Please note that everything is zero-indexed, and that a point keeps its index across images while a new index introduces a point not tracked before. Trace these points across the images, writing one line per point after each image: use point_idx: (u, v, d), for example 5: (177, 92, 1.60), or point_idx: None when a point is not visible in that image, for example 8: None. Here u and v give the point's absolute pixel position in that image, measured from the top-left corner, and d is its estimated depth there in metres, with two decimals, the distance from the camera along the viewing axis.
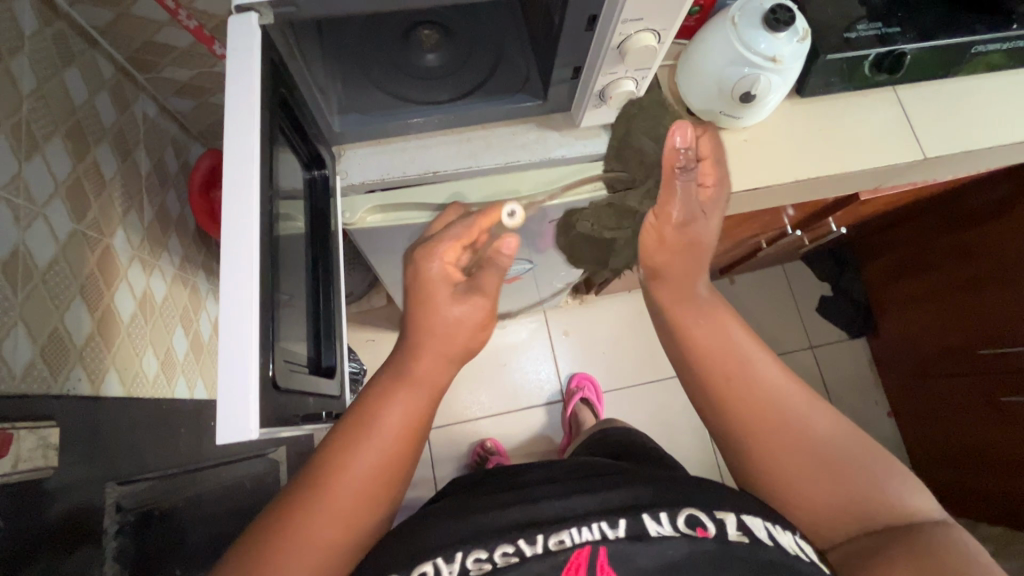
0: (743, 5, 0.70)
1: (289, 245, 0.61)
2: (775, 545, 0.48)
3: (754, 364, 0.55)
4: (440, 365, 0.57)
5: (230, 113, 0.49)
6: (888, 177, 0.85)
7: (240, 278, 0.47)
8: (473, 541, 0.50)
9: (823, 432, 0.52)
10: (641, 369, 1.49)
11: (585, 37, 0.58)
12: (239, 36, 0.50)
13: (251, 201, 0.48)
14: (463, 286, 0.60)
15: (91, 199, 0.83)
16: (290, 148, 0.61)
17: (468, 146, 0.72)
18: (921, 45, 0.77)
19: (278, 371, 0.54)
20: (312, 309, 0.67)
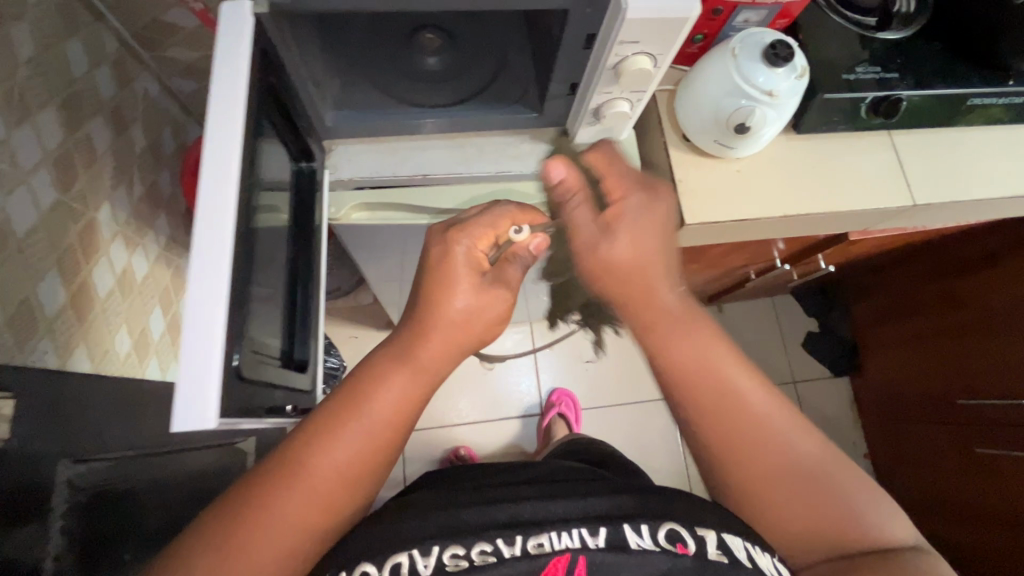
0: (743, 38, 0.71)
1: (273, 233, 0.61)
2: (754, 567, 0.46)
3: (732, 390, 0.51)
4: (446, 356, 0.51)
5: (213, 101, 0.49)
6: (876, 221, 0.86)
7: (210, 266, 0.46)
8: (450, 537, 0.49)
9: (805, 455, 0.51)
10: (623, 390, 1.49)
11: (582, 55, 0.58)
12: (231, 25, 0.50)
13: (230, 188, 0.48)
14: (488, 276, 0.56)
15: (79, 171, 0.83)
16: (277, 139, 0.61)
17: (461, 153, 0.72)
18: (918, 92, 0.78)
19: (242, 364, 0.52)
20: (290, 301, 0.67)
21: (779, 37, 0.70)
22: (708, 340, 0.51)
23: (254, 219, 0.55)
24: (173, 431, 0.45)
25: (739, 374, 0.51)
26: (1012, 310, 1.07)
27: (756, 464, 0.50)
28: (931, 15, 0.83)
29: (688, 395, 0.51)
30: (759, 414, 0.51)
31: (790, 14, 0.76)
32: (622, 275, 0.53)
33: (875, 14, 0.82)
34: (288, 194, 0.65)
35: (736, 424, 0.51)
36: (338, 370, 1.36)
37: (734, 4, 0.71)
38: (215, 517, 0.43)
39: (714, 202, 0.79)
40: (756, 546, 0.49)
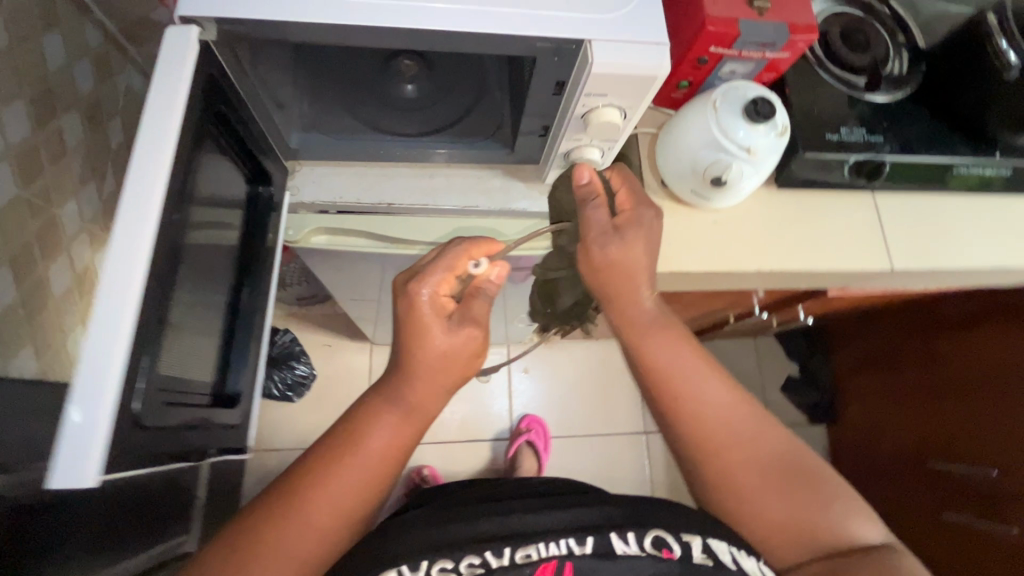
0: (726, 91, 0.69)
1: (214, 258, 0.60)
2: (737, 569, 0.49)
3: (693, 399, 0.55)
4: (435, 393, 0.53)
5: (149, 118, 0.47)
6: (853, 282, 0.84)
7: (114, 305, 0.43)
8: (439, 551, 0.50)
9: (768, 454, 0.54)
10: (595, 420, 1.46)
11: (551, 101, 0.58)
12: (174, 44, 0.48)
13: (147, 222, 0.45)
14: (456, 318, 0.54)
15: (45, 166, 0.80)
16: (224, 159, 0.59)
17: (429, 183, 0.71)
18: (900, 158, 0.77)
19: (145, 409, 0.48)
20: (228, 326, 0.66)
21: (762, 92, 0.68)
22: (681, 341, 0.57)
23: (185, 239, 0.53)
24: (47, 488, 0.41)
25: (700, 378, 0.56)
26: (997, 373, 1.03)
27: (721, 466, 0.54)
28: (923, 78, 0.82)
29: (660, 392, 0.56)
30: (727, 420, 0.55)
31: (777, 69, 0.74)
32: (611, 274, 0.56)
33: (865, 73, 0.81)
34: (238, 218, 0.64)
35: (702, 427, 0.55)
36: (308, 378, 1.36)
37: (721, 55, 0.70)
38: (225, 548, 0.45)
39: (687, 250, 0.77)
40: (740, 549, 0.51)
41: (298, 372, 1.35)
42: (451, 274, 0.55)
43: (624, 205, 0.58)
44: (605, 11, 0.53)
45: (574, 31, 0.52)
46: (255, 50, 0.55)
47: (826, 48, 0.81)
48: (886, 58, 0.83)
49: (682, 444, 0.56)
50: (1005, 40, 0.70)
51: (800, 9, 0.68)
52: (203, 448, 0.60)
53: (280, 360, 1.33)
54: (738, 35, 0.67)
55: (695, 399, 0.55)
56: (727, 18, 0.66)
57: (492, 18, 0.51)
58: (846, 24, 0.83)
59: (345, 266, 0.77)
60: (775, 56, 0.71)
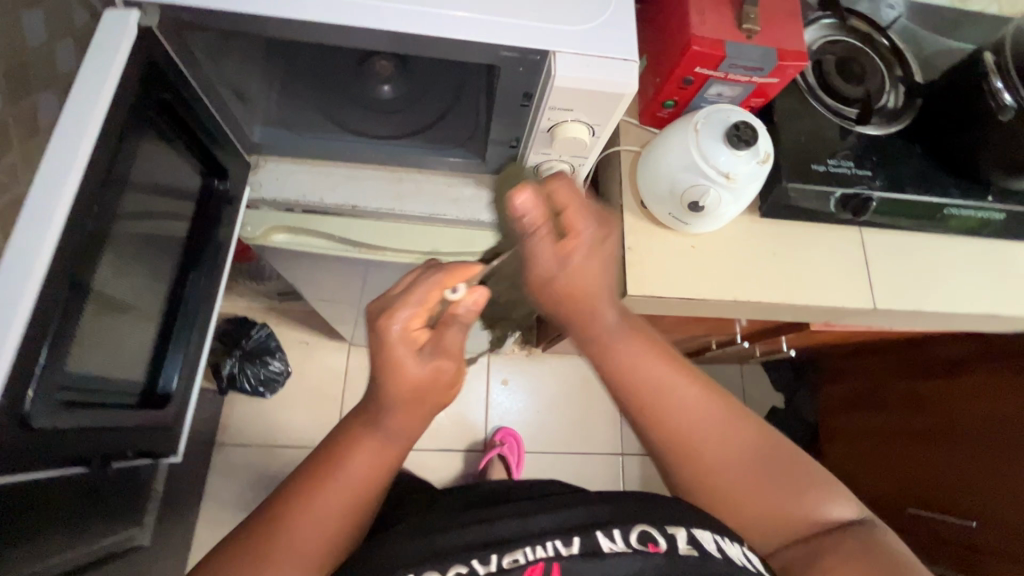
0: (708, 114, 0.67)
1: (153, 250, 0.59)
2: (724, 559, 0.44)
3: (665, 410, 0.51)
4: (417, 419, 0.49)
5: (71, 97, 0.45)
6: (836, 318, 0.81)
7: (7, 295, 0.41)
8: (429, 562, 0.45)
9: (744, 461, 0.50)
10: (572, 438, 1.42)
11: (520, 112, 0.56)
12: (111, 30, 0.47)
13: (54, 212, 0.43)
14: (429, 349, 0.50)
15: (11, 144, 0.77)
16: (168, 149, 0.58)
17: (397, 186, 0.68)
18: (889, 195, 0.75)
19: (36, 408, 0.45)
20: (166, 321, 0.65)
21: (745, 118, 0.66)
22: (650, 342, 0.52)
23: (113, 225, 0.51)
24: None
25: (676, 389, 0.51)
26: (985, 420, 1.00)
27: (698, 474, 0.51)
28: (917, 113, 0.80)
29: (635, 396, 0.51)
30: (698, 433, 0.50)
31: (765, 95, 0.72)
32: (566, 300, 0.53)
33: (859, 105, 0.79)
34: (188, 212, 0.64)
35: (678, 438, 0.51)
36: (281, 375, 1.32)
37: (706, 76, 0.68)
38: None
39: (663, 274, 0.74)
40: (725, 537, 0.47)
41: (272, 369, 1.31)
42: (425, 302, 0.50)
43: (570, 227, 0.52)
44: (576, 22, 0.51)
45: (537, 41, 0.50)
46: (218, 40, 0.53)
47: (820, 77, 0.80)
48: (881, 90, 0.81)
49: (659, 449, 0.52)
50: (1000, 82, 0.68)
51: (790, 34, 0.66)
52: (117, 450, 0.59)
53: (254, 354, 1.29)
54: (725, 57, 0.65)
55: (672, 403, 0.50)
56: (712, 39, 0.64)
57: (462, 24, 0.49)
58: (842, 53, 0.81)
59: (308, 266, 0.75)
60: (763, 82, 0.69)
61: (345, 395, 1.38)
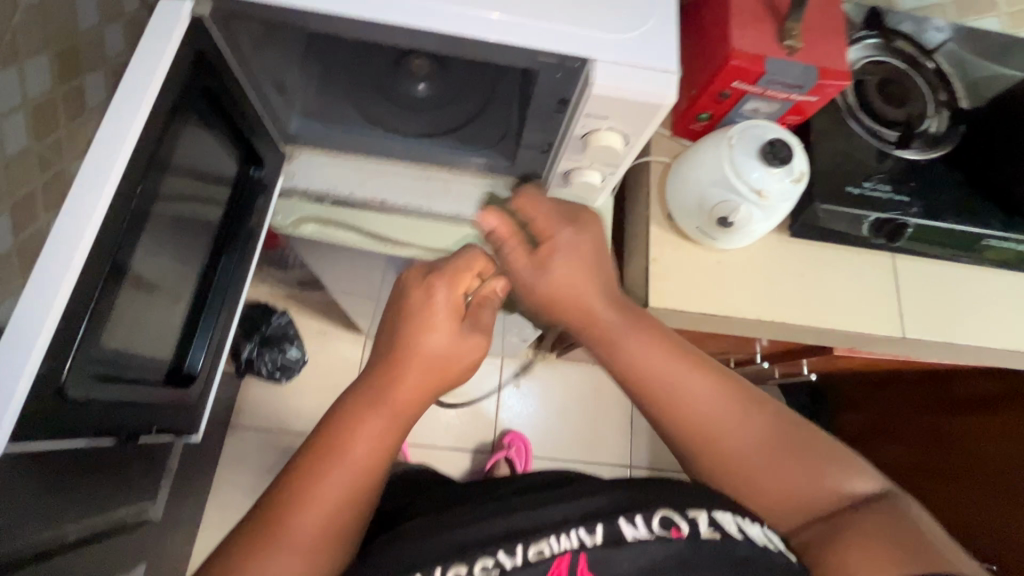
0: (744, 129, 0.67)
1: (188, 232, 0.60)
2: (746, 539, 0.45)
3: (677, 396, 0.50)
4: (421, 392, 0.50)
5: (124, 81, 0.46)
6: (862, 344, 0.79)
7: (56, 266, 0.43)
8: (453, 557, 0.46)
9: (755, 443, 0.50)
10: (580, 446, 1.41)
11: (554, 117, 0.57)
12: (164, 19, 0.48)
13: (103, 187, 0.44)
14: (467, 322, 0.53)
15: (61, 122, 0.79)
16: (210, 136, 0.59)
17: (426, 185, 0.70)
18: (925, 222, 0.73)
19: (73, 378, 0.47)
20: (195, 303, 0.66)
21: (781, 135, 0.65)
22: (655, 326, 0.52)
23: (153, 206, 0.52)
24: None
25: (684, 377, 0.50)
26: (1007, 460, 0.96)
27: (714, 457, 0.51)
28: (960, 141, 0.78)
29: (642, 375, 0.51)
30: (709, 418, 0.50)
31: (802, 112, 0.71)
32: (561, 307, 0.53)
33: (898, 128, 0.78)
34: (223, 198, 0.65)
35: (690, 422, 0.50)
36: (298, 362, 1.35)
37: (743, 90, 0.67)
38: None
39: (686, 288, 0.74)
40: (745, 516, 0.48)
41: (290, 355, 1.34)
42: (465, 276, 0.54)
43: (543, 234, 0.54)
44: (617, 30, 0.51)
45: (578, 48, 0.50)
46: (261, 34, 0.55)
47: (860, 98, 0.78)
48: (923, 115, 0.79)
49: (669, 428, 0.52)
50: None
51: (832, 53, 0.65)
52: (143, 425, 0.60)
53: (274, 340, 1.32)
54: (763, 73, 0.64)
55: (680, 381, 0.50)
56: (753, 54, 0.64)
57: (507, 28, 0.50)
58: (885, 75, 0.80)
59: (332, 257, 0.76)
60: (801, 99, 0.68)
61: None
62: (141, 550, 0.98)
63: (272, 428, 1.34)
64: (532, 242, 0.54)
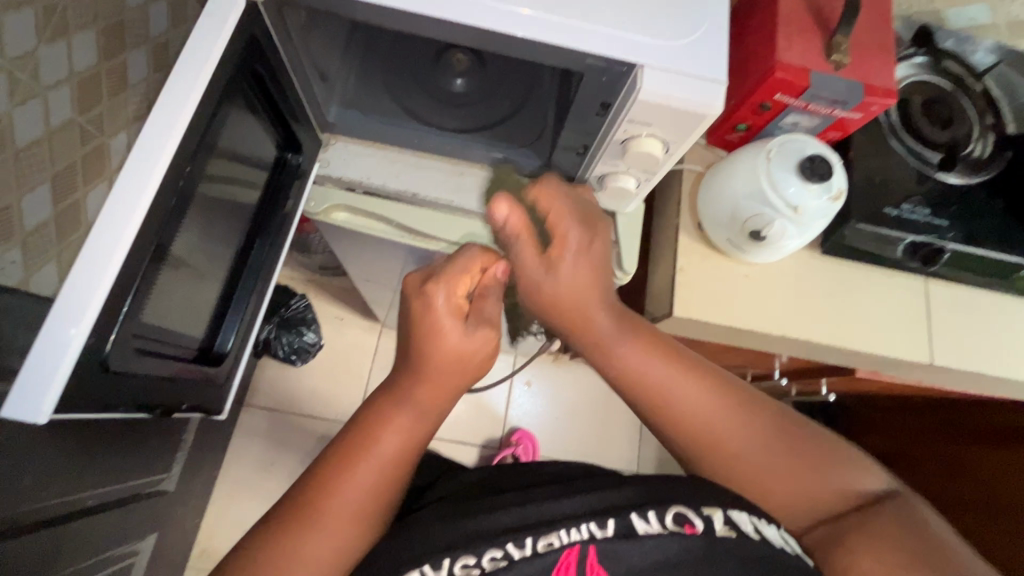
0: (782, 142, 0.66)
1: (225, 215, 0.61)
2: (761, 540, 0.45)
3: (679, 407, 0.49)
4: (445, 394, 0.49)
5: (180, 64, 0.47)
6: (885, 368, 0.77)
7: (105, 247, 0.44)
8: (461, 547, 0.47)
9: (759, 450, 0.49)
10: (588, 449, 1.41)
11: (593, 120, 0.57)
12: (220, 4, 0.49)
13: (156, 168, 0.45)
14: (471, 319, 0.50)
15: (104, 97, 0.80)
16: (254, 121, 0.60)
17: (458, 180, 0.70)
18: (961, 248, 0.71)
19: (115, 351, 0.48)
20: (227, 287, 0.67)
21: (821, 151, 0.64)
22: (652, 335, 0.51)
23: (197, 187, 0.53)
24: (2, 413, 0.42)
25: (686, 388, 0.49)
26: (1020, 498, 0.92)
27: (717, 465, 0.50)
28: (1006, 166, 0.75)
29: (641, 384, 0.50)
30: (709, 428, 0.49)
31: (843, 129, 0.70)
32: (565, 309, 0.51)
33: (942, 150, 0.76)
34: (259, 183, 0.66)
35: (691, 431, 0.50)
36: (314, 346, 1.36)
37: (785, 103, 0.66)
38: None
39: (711, 300, 0.73)
40: (759, 516, 0.48)
41: (307, 339, 1.35)
42: (466, 273, 0.50)
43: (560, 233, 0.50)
44: (666, 37, 0.51)
45: (625, 53, 0.50)
46: (305, 18, 0.55)
47: (903, 117, 0.77)
48: (968, 138, 0.77)
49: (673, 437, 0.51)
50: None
51: (880, 70, 0.64)
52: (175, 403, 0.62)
53: (292, 323, 1.33)
54: (808, 87, 0.63)
55: (681, 389, 0.49)
56: (798, 67, 0.63)
57: (555, 28, 0.49)
58: (930, 95, 0.78)
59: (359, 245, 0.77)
60: (844, 116, 0.67)
61: (371, 374, 1.40)
62: (153, 520, 1.01)
63: (285, 409, 1.35)
64: (545, 241, 0.51)
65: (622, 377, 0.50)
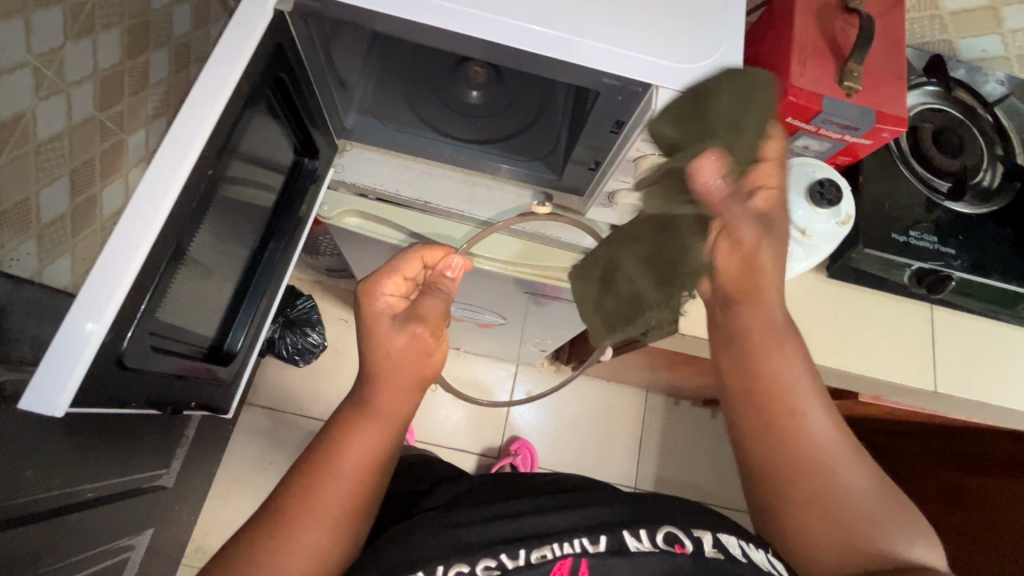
0: (793, 166, 0.66)
1: (243, 214, 0.62)
2: (749, 562, 0.46)
3: (795, 418, 0.48)
4: (404, 393, 0.50)
5: (207, 70, 0.48)
6: (888, 393, 0.77)
7: (125, 246, 0.45)
8: (455, 555, 0.48)
9: (858, 501, 0.45)
10: (586, 461, 1.40)
11: (607, 138, 0.58)
12: (250, 12, 0.50)
13: (182, 167, 0.46)
14: (402, 315, 0.51)
15: (125, 94, 0.81)
16: (276, 127, 0.61)
17: (470, 191, 0.71)
18: (968, 276, 0.71)
19: (131, 350, 0.49)
20: (238, 289, 0.68)
21: (831, 175, 0.65)
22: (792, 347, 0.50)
23: (219, 189, 0.54)
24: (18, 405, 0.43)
25: (811, 408, 0.48)
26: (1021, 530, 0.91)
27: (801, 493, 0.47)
28: (1015, 198, 0.76)
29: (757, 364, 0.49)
30: (809, 435, 0.47)
31: (854, 154, 0.70)
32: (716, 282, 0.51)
33: (952, 178, 0.76)
34: (276, 187, 0.67)
35: (799, 448, 0.47)
36: (318, 347, 1.35)
37: (796, 127, 0.67)
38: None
39: None
40: (750, 543, 0.48)
41: (310, 340, 1.33)
42: (398, 270, 0.53)
43: (766, 183, 0.49)
44: (682, 60, 0.52)
45: (641, 74, 0.51)
46: (328, 29, 0.56)
47: (913, 144, 0.78)
48: (977, 167, 0.78)
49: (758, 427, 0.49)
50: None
51: (892, 97, 0.65)
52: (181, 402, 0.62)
53: (297, 323, 1.32)
54: (820, 112, 0.64)
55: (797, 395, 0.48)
56: (812, 92, 0.63)
57: (572, 47, 0.51)
58: (941, 123, 0.79)
59: (368, 250, 0.77)
60: (854, 141, 0.67)
61: None
62: (151, 515, 1.01)
63: (286, 409, 1.36)
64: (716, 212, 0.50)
65: (748, 367, 0.49)
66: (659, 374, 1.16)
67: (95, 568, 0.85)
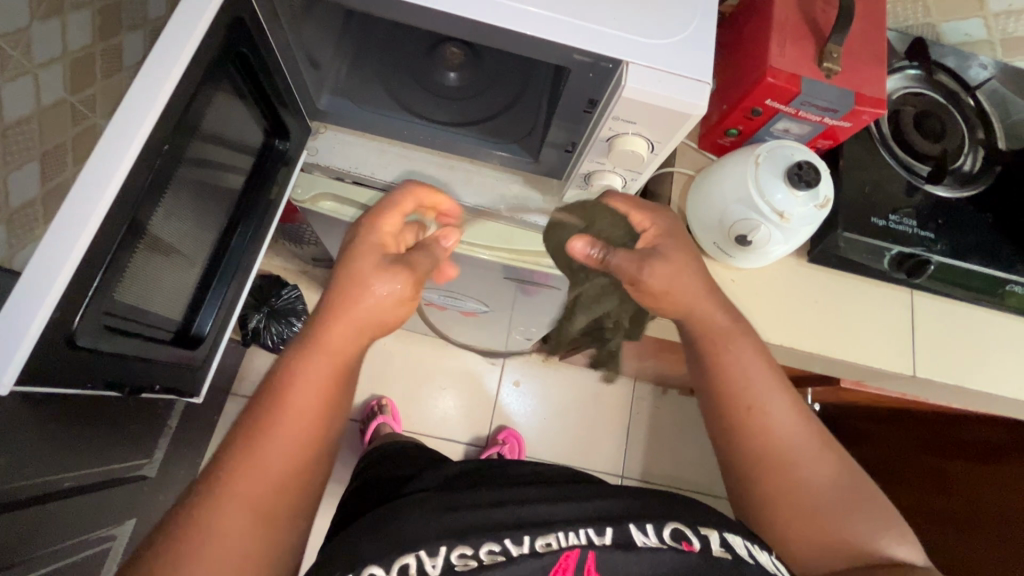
0: (772, 148, 0.65)
1: (210, 191, 0.62)
2: (756, 563, 0.47)
3: (749, 420, 0.53)
4: (359, 340, 0.50)
5: (162, 44, 0.48)
6: (870, 376, 0.77)
7: (71, 225, 0.45)
8: (457, 537, 0.48)
9: (828, 493, 0.51)
10: (575, 451, 1.40)
11: (582, 118, 0.57)
12: None
13: (129, 155, 0.46)
14: (390, 258, 0.53)
15: (98, 77, 0.79)
16: (243, 105, 0.61)
17: (447, 174, 0.70)
18: (948, 260, 0.71)
19: (83, 327, 0.49)
20: (206, 270, 0.67)
21: (810, 157, 0.64)
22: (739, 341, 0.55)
23: (178, 169, 0.54)
24: None
25: (771, 412, 0.53)
26: (1007, 514, 0.90)
27: (775, 489, 0.52)
28: (993, 182, 0.76)
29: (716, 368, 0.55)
30: (774, 437, 0.53)
31: (834, 138, 0.70)
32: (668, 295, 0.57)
33: (932, 163, 0.76)
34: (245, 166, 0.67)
35: (758, 447, 0.53)
36: None
37: (776, 109, 0.67)
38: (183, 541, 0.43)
39: None
40: (755, 544, 0.50)
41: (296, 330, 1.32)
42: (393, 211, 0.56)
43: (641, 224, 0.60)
44: (655, 36, 0.51)
45: (612, 50, 0.50)
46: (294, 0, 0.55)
47: (894, 128, 0.77)
48: (958, 151, 0.78)
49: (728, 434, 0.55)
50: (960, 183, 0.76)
51: (871, 79, 0.64)
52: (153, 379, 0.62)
53: (281, 313, 1.30)
54: (798, 93, 0.63)
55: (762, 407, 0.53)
56: (790, 73, 0.63)
57: (540, 21, 0.50)
58: (922, 107, 0.79)
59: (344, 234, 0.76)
60: (834, 124, 0.67)
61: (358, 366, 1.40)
62: (133, 505, 1.00)
63: None
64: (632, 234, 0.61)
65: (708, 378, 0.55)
66: (646, 362, 1.16)
67: (74, 558, 0.83)
